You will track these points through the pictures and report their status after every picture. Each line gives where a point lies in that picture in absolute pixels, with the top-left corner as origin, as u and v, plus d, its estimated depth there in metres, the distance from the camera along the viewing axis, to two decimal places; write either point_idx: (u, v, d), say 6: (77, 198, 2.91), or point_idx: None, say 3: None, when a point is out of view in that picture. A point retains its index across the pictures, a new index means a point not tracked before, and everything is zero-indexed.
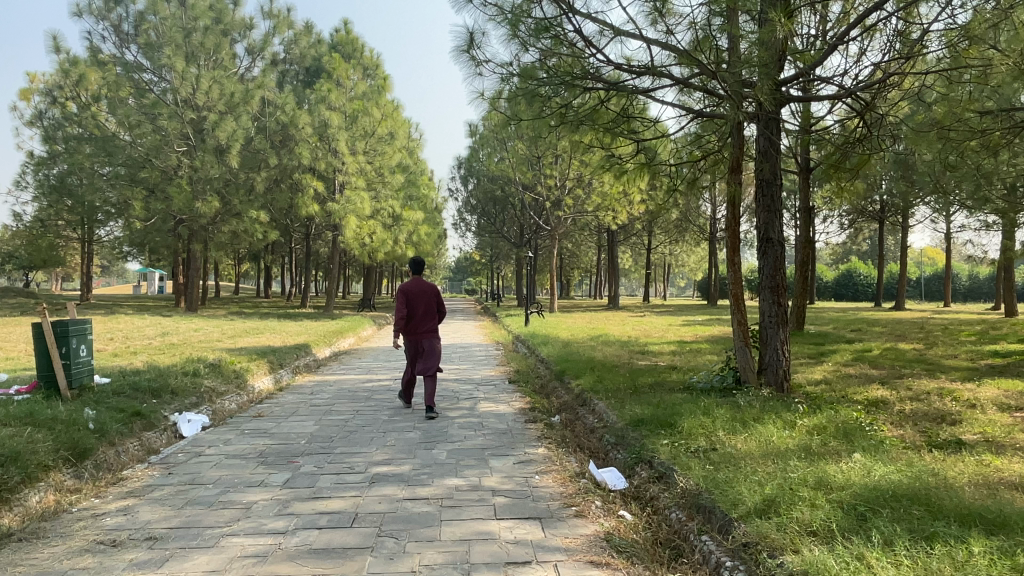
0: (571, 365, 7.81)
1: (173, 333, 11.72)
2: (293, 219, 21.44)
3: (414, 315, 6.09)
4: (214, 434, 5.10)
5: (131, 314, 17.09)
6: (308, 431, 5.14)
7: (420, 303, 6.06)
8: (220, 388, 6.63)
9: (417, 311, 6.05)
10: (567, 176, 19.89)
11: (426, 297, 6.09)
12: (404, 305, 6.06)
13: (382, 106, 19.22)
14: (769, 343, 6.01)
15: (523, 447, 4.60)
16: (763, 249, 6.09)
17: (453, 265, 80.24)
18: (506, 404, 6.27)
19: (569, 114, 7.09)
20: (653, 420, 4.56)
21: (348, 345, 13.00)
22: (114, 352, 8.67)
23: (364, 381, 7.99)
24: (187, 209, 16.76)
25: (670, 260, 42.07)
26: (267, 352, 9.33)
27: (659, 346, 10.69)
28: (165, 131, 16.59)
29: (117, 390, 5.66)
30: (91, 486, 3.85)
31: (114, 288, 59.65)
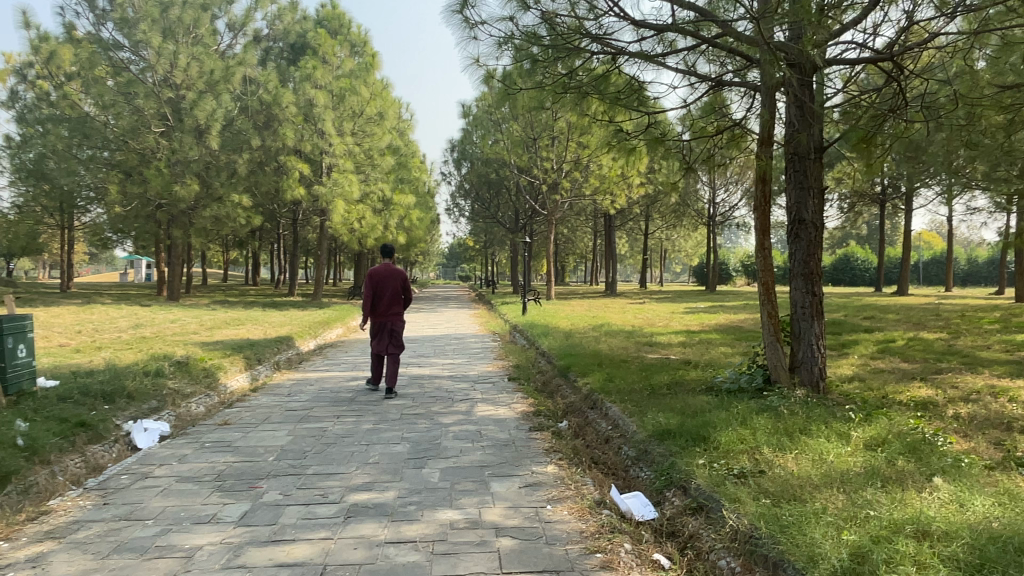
0: (577, 360, 7.12)
1: (148, 324, 11.00)
2: (279, 204, 20.64)
3: (380, 300, 6.20)
4: (170, 448, 4.38)
5: (107, 304, 16.28)
6: (279, 444, 4.44)
7: (385, 286, 6.19)
8: (186, 389, 5.93)
9: (382, 295, 6.18)
10: (565, 159, 19.16)
11: (393, 281, 6.22)
12: (370, 291, 6.23)
13: (371, 85, 18.39)
14: (802, 337, 5.38)
15: (528, 464, 3.92)
16: (795, 232, 5.42)
17: (446, 251, 79.34)
18: (505, 407, 5.60)
19: (571, 84, 6.32)
20: (683, 431, 3.89)
21: (336, 337, 12.29)
22: (75, 348, 7.91)
23: (349, 379, 7.30)
24: (166, 192, 15.94)
25: (667, 245, 41.47)
26: (245, 346, 8.61)
27: (666, 337, 10.04)
28: (142, 111, 15.70)
29: (64, 395, 4.92)
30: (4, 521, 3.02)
31: (102, 275, 58.82)
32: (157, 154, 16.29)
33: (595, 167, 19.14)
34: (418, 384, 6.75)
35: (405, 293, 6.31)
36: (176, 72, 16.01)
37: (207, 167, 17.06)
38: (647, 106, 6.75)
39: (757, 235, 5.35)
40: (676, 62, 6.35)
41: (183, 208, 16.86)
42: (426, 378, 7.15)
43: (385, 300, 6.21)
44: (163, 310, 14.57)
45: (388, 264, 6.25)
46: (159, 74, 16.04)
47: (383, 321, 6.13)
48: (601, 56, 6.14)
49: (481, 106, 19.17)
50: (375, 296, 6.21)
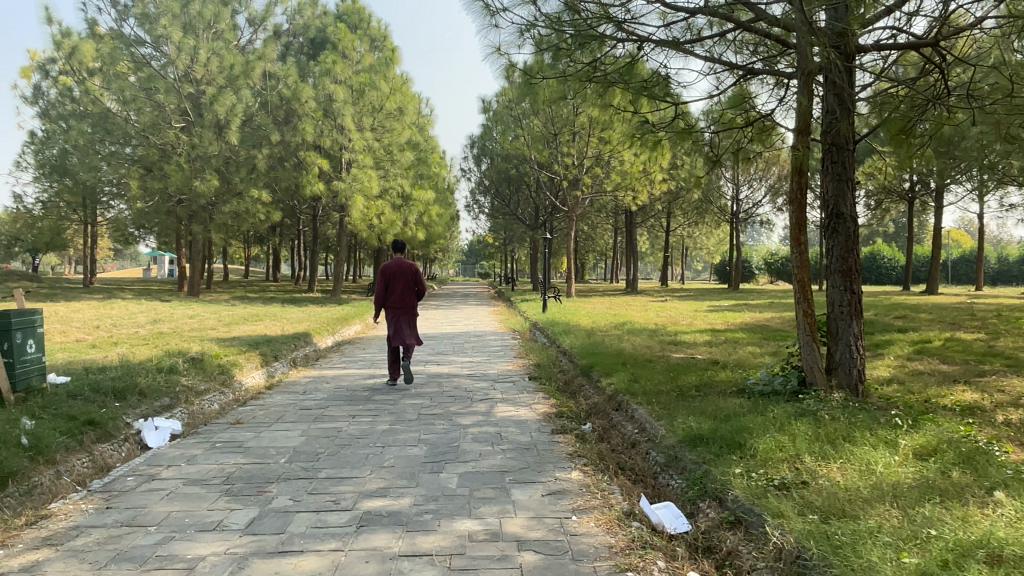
0: (600, 359, 6.90)
1: (166, 320, 10.96)
2: (299, 200, 20.61)
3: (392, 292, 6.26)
4: (180, 448, 4.24)
5: (128, 299, 16.34)
6: (291, 445, 4.25)
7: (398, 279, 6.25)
8: (200, 386, 5.80)
9: (394, 288, 6.25)
10: (586, 155, 18.86)
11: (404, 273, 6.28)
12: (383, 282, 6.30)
13: (391, 80, 18.23)
14: (840, 337, 5.10)
15: (552, 470, 3.71)
16: (832, 226, 5.14)
17: (466, 248, 79.26)
18: (526, 408, 5.39)
19: (597, 73, 6.10)
20: (716, 437, 3.64)
21: (354, 334, 12.18)
22: (92, 343, 7.83)
23: (366, 376, 7.13)
24: (186, 188, 15.95)
25: (689, 242, 40.98)
26: (262, 342, 8.49)
27: (691, 336, 9.76)
28: (163, 106, 15.70)
29: (73, 392, 4.78)
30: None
31: (126, 271, 59.53)
32: (177, 149, 16.29)
33: (617, 162, 18.83)
34: (436, 383, 6.57)
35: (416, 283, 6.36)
36: (196, 67, 15.97)
37: (227, 163, 17.03)
38: (675, 97, 6.48)
39: (792, 230, 5.07)
40: (702, 51, 6.07)
41: (202, 204, 16.85)
42: (445, 377, 6.96)
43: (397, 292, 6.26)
44: (182, 305, 14.58)
45: (399, 256, 6.28)
46: (179, 70, 16.02)
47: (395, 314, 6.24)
48: (626, 43, 5.90)
49: (501, 101, 18.94)
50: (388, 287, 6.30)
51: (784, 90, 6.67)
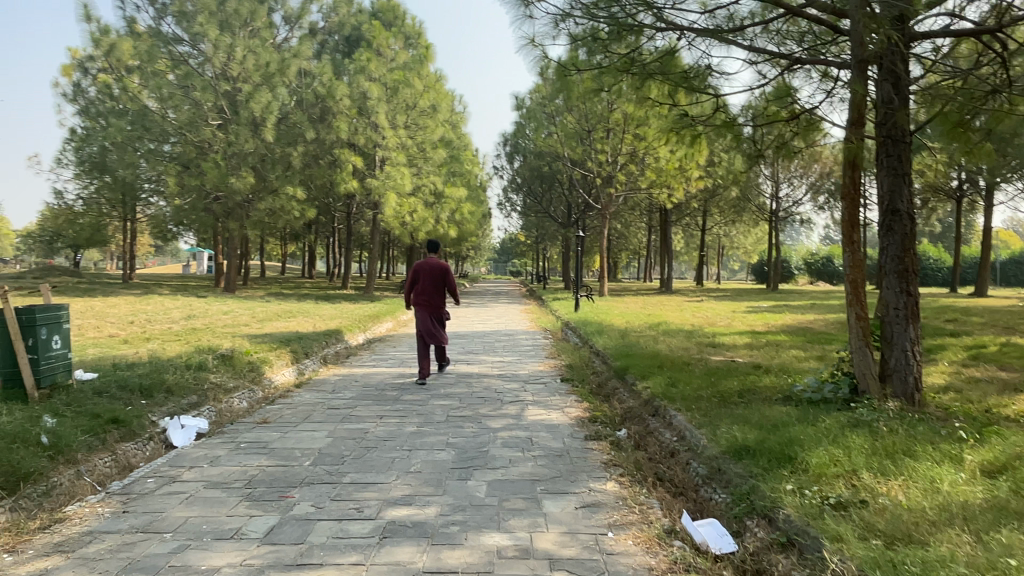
0: (635, 361, 6.65)
1: (200, 315, 11.02)
2: (332, 197, 20.70)
3: (421, 290, 6.46)
4: (204, 448, 4.15)
5: (165, 295, 16.56)
6: (316, 446, 4.12)
7: (426, 278, 6.44)
8: (228, 384, 5.74)
9: (423, 287, 6.43)
10: (620, 152, 18.54)
11: (433, 272, 6.45)
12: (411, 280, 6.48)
13: (424, 77, 18.16)
14: (895, 343, 4.79)
15: (586, 480, 3.50)
16: (887, 224, 4.84)
17: (498, 246, 79.26)
18: (559, 411, 5.19)
19: (635, 64, 5.86)
20: (764, 449, 3.41)
21: (385, 331, 12.12)
22: (124, 339, 7.86)
23: (395, 375, 7.00)
24: (222, 185, 16.11)
25: (725, 241, 40.24)
26: (292, 339, 8.44)
27: (729, 338, 9.44)
28: (200, 104, 15.88)
29: (100, 389, 4.75)
30: (9, 532, 2.76)
31: (166, 268, 60.87)
32: (213, 146, 16.47)
33: (652, 159, 18.47)
34: (465, 383, 6.41)
35: (445, 283, 6.51)
36: (233, 65, 16.09)
37: (262, 160, 17.15)
38: (716, 89, 6.19)
39: (844, 228, 4.78)
40: (745, 41, 5.78)
41: (238, 201, 16.99)
42: (475, 377, 6.79)
43: (426, 291, 6.46)
44: (217, 301, 14.71)
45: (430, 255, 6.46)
46: (216, 67, 16.16)
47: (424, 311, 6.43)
48: (665, 33, 5.65)
49: (535, 98, 18.73)
50: (417, 285, 6.48)
51: (830, 82, 6.32)
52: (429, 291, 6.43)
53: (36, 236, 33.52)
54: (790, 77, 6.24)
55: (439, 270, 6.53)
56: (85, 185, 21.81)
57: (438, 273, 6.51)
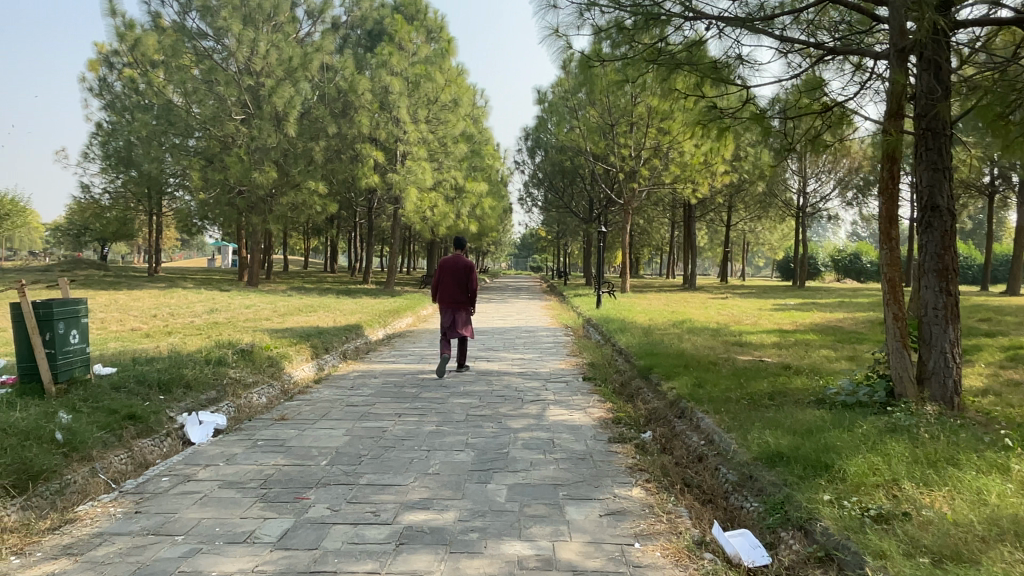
0: (659, 360, 6.49)
1: (222, 309, 11.06)
2: (354, 192, 20.71)
3: (446, 287, 6.48)
4: (221, 445, 4.09)
5: (189, 288, 16.70)
6: (334, 445, 4.04)
7: (450, 275, 6.44)
8: (248, 379, 5.69)
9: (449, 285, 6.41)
10: (644, 146, 18.27)
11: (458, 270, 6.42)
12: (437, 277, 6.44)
13: (446, 71, 18.05)
14: (933, 344, 4.58)
15: (611, 485, 3.37)
16: (926, 221, 4.62)
17: (519, 241, 79.13)
18: (581, 411, 5.06)
19: (662, 55, 5.67)
20: (798, 456, 3.24)
21: (405, 327, 12.05)
22: (145, 332, 7.87)
23: (415, 372, 6.91)
24: (245, 179, 16.18)
25: (750, 237, 39.67)
26: (312, 334, 8.39)
27: (756, 336, 9.23)
28: (223, 98, 15.96)
29: (118, 383, 4.73)
30: (19, 534, 2.71)
31: (190, 261, 61.60)
32: (236, 141, 16.55)
33: (676, 154, 18.19)
34: (485, 381, 6.30)
35: (470, 281, 6.47)
36: (256, 59, 16.10)
37: (284, 154, 17.19)
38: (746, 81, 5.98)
39: (882, 224, 4.57)
40: (775, 30, 5.56)
41: (261, 195, 17.05)
42: (496, 374, 6.67)
43: (450, 288, 6.47)
44: (239, 295, 14.80)
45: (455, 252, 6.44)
46: (240, 62, 16.22)
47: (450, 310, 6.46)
48: (693, 22, 5.45)
49: (557, 92, 18.52)
50: (442, 282, 6.45)
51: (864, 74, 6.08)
52: (452, 288, 6.42)
53: (64, 229, 34.08)
54: (823, 69, 6.01)
55: (463, 266, 6.49)
56: (112, 179, 22.07)
57: (463, 270, 6.48)
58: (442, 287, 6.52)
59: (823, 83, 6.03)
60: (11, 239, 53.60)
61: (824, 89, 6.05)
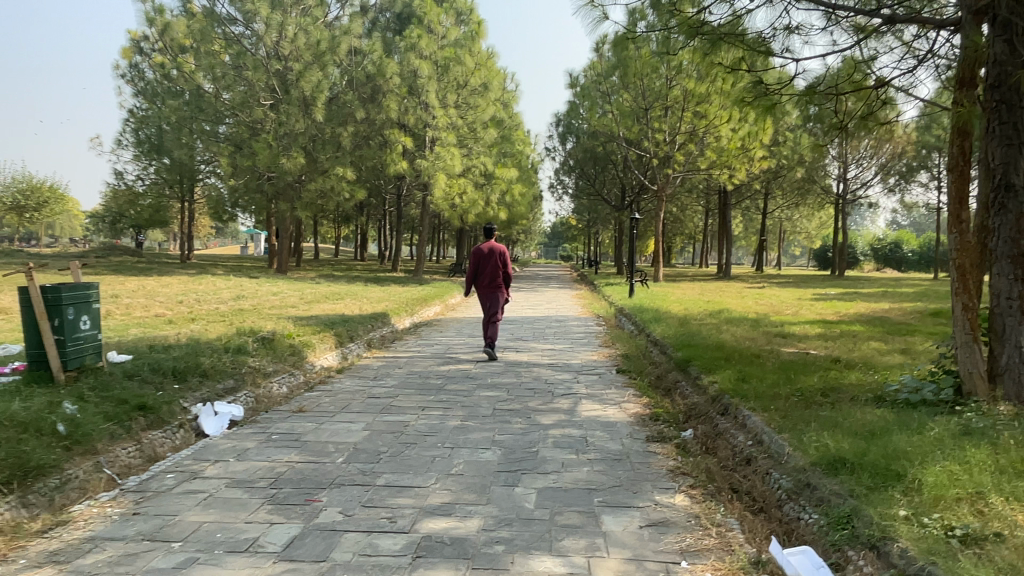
0: (699, 353, 6.12)
1: (249, 297, 10.96)
2: (383, 179, 20.54)
3: (483, 274, 7.01)
4: (233, 440, 3.87)
5: (218, 275, 16.71)
6: (351, 440, 3.77)
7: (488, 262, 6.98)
8: (268, 367, 5.49)
9: (484, 271, 6.98)
10: (679, 131, 17.67)
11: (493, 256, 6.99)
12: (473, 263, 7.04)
13: (476, 55, 17.69)
14: (1009, 339, 4.00)
15: (652, 492, 3.04)
16: (999, 201, 3.99)
17: (549, 229, 78.73)
18: (615, 407, 4.74)
19: (704, 27, 5.23)
20: (864, 463, 2.87)
21: (433, 315, 11.83)
22: (168, 319, 7.73)
23: (441, 362, 6.64)
24: (273, 165, 16.09)
25: (787, 225, 38.67)
26: (337, 322, 8.18)
27: (799, 327, 8.77)
28: (251, 83, 15.86)
29: (131, 372, 4.56)
30: (6, 539, 2.51)
31: (224, 249, 62.41)
32: (265, 126, 16.47)
33: (712, 138, 17.64)
34: (514, 373, 5.99)
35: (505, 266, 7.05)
36: (285, 43, 15.96)
37: (313, 140, 17.04)
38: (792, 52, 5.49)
39: (951, 206, 4.12)
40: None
41: (289, 182, 16.94)
42: (525, 366, 6.38)
43: (487, 274, 7.01)
44: (267, 281, 14.77)
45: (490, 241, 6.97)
46: (269, 47, 16.12)
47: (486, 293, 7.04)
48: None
49: (589, 75, 18.04)
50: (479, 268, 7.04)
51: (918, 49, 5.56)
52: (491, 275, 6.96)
53: (101, 216, 34.65)
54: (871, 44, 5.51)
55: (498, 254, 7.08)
56: (145, 166, 22.26)
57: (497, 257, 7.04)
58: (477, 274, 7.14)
59: (871, 59, 5.53)
60: (52, 225, 54.83)
61: (872, 65, 5.55)
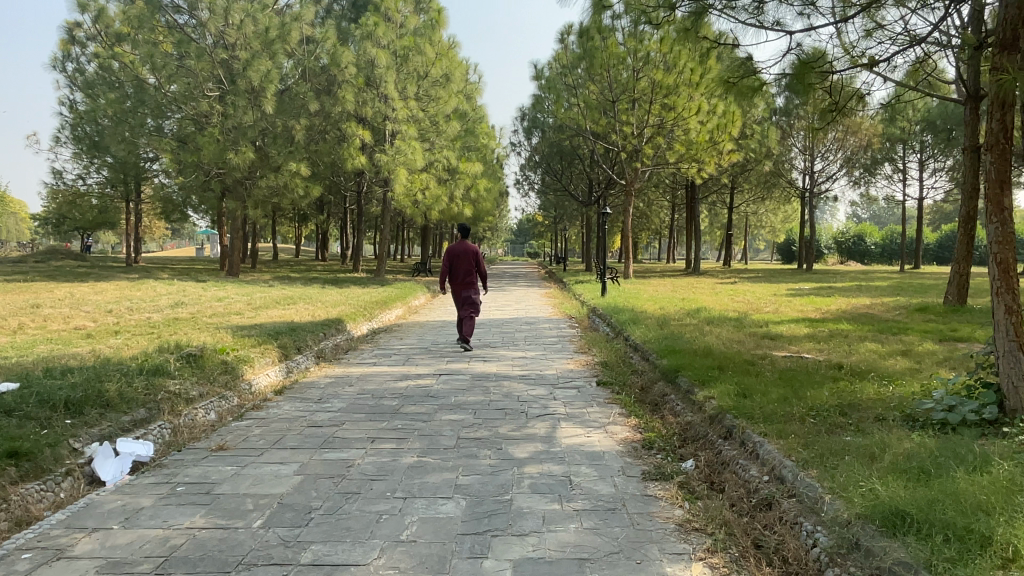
0: (688, 361, 5.46)
1: (190, 303, 10.02)
2: (340, 174, 19.59)
3: (457, 270, 7.20)
4: (130, 496, 3.08)
5: (162, 279, 15.62)
6: (277, 492, 3.01)
7: (460, 259, 7.16)
8: (192, 390, 4.69)
9: (458, 267, 7.15)
10: (646, 125, 16.90)
11: (467, 255, 7.16)
12: (448, 262, 7.24)
13: (436, 44, 16.88)
14: None
15: (656, 562, 2.35)
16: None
17: (514, 227, 78.22)
18: (600, 431, 4.07)
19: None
20: (933, 521, 2.20)
21: (394, 318, 11.05)
22: (89, 333, 6.83)
23: (398, 377, 5.87)
24: (220, 160, 15.06)
25: (752, 219, 38.70)
26: (283, 331, 7.35)
27: (785, 327, 8.23)
28: (195, 73, 14.84)
29: (10, 407, 3.73)
30: None
31: (178, 249, 60.20)
32: (211, 119, 15.45)
33: (681, 131, 16.73)
34: (481, 389, 5.26)
35: (477, 263, 7.23)
36: (230, 30, 14.97)
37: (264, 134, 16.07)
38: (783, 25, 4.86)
39: (990, 190, 3.49)
40: None
41: (239, 178, 15.91)
42: (493, 379, 5.67)
43: (460, 270, 7.18)
44: (215, 286, 13.78)
45: (464, 239, 7.11)
46: (214, 35, 15.11)
47: (460, 290, 7.21)
48: None
49: (555, 67, 17.38)
50: (452, 267, 7.24)
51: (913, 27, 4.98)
52: (462, 270, 7.12)
53: (43, 219, 32.86)
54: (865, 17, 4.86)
55: (473, 253, 7.27)
56: (87, 165, 20.95)
57: (471, 254, 7.19)
58: (455, 270, 7.28)
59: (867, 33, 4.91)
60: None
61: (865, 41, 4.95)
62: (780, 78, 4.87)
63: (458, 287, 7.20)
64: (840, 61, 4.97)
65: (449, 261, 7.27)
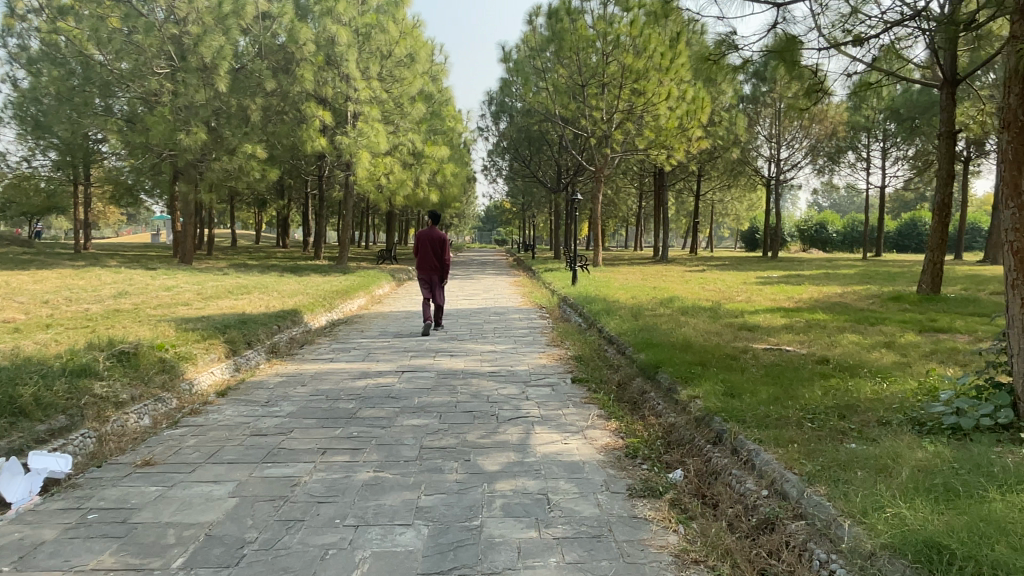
0: (668, 356, 5.10)
1: (135, 293, 9.34)
2: (300, 158, 18.84)
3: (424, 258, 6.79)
4: (32, 527, 2.58)
5: (109, 266, 14.78)
6: (207, 521, 2.56)
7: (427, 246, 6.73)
8: (123, 393, 4.17)
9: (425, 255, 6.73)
10: (616, 110, 16.50)
11: (435, 242, 6.73)
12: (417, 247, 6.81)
13: (400, 23, 16.22)
14: None
15: None
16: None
17: (482, 213, 77.50)
18: (579, 436, 3.70)
19: None
20: (980, 558, 1.86)
21: (355, 309, 10.52)
22: (16, 327, 6.20)
23: (357, 375, 5.41)
24: (170, 141, 14.22)
25: (719, 206, 38.75)
26: (233, 323, 6.80)
27: (761, 317, 7.95)
28: (144, 48, 13.94)
29: None
30: None
31: (134, 234, 58.10)
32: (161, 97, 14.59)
33: (650, 117, 16.35)
34: (447, 388, 4.85)
35: (445, 252, 6.80)
36: (181, 4, 14.11)
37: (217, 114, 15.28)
38: None
39: (1005, 173, 3.21)
40: None
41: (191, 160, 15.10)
42: (461, 376, 5.25)
43: (427, 258, 6.76)
44: (165, 274, 13.02)
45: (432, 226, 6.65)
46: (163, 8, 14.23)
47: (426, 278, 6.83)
48: None
49: (523, 49, 16.89)
50: (421, 253, 6.81)
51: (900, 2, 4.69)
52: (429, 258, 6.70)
53: None
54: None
55: (442, 240, 6.82)
56: (31, 147, 19.76)
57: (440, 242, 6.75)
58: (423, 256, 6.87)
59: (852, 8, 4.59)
60: None
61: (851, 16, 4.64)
62: (763, 55, 4.53)
63: (426, 275, 6.81)
64: (827, 38, 4.65)
65: (418, 246, 6.84)
